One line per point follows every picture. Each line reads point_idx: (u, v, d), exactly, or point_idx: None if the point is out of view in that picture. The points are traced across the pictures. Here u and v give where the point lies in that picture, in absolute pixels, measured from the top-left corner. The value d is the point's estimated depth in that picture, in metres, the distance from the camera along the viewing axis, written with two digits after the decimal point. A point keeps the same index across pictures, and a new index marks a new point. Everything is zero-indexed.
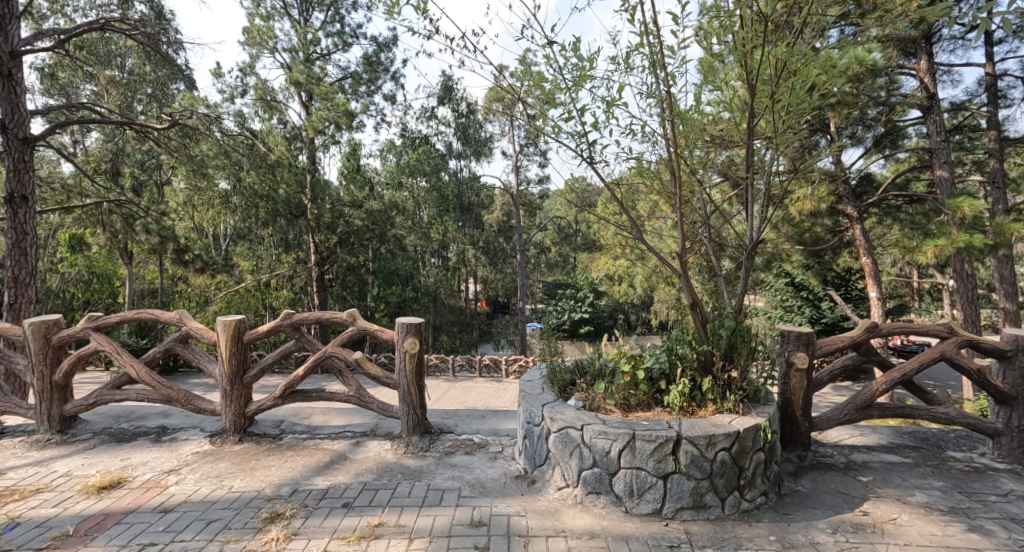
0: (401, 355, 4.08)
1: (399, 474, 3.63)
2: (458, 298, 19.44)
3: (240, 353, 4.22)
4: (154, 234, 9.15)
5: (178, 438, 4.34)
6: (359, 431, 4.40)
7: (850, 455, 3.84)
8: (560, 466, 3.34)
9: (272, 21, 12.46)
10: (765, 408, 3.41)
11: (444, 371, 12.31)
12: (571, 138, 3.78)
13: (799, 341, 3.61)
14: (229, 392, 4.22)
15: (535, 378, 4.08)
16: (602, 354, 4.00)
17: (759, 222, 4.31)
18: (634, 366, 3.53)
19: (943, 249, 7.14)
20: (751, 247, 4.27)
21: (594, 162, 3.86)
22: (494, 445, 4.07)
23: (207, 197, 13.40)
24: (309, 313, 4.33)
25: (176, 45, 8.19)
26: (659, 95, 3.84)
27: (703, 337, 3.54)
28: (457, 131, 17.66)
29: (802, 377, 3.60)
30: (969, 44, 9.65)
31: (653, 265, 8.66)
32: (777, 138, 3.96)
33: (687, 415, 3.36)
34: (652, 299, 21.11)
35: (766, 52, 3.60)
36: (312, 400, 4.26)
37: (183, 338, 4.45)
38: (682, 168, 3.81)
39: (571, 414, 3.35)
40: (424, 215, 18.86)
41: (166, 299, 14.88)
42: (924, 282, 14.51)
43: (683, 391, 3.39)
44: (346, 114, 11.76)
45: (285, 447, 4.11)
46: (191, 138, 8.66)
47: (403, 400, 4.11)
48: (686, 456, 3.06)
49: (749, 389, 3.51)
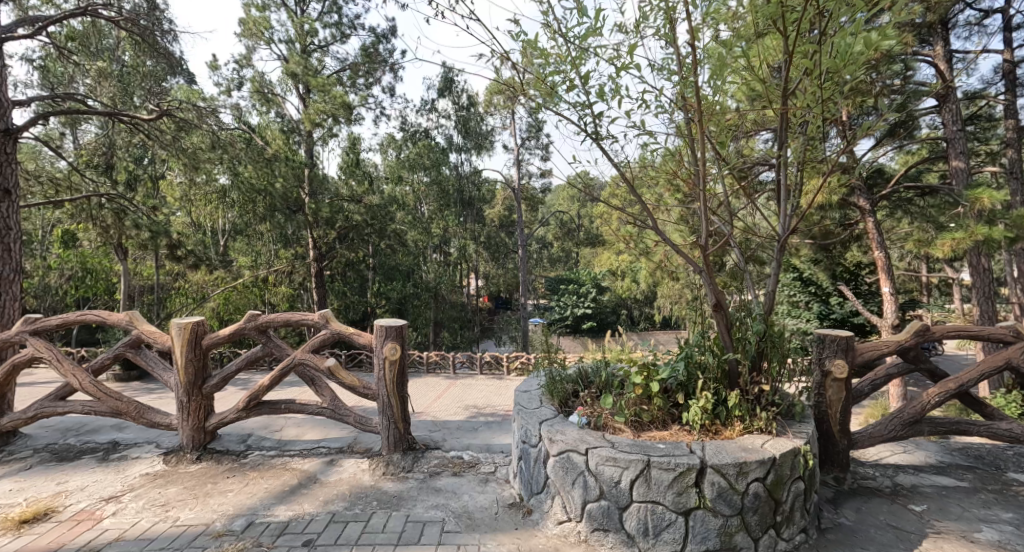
0: (381, 361, 3.71)
1: (376, 502, 3.26)
2: (461, 293, 19.00)
3: (198, 360, 3.89)
4: (145, 229, 8.81)
5: (127, 456, 4.00)
6: (333, 447, 4.07)
7: (896, 477, 3.48)
8: (560, 496, 2.97)
9: (268, 11, 12.06)
10: (801, 425, 3.03)
11: (444, 369, 11.92)
12: (573, 109, 3.25)
13: (836, 346, 3.26)
14: (186, 405, 3.91)
15: (531, 389, 3.73)
16: (607, 361, 3.66)
17: (790, 212, 3.82)
18: (647, 378, 3.16)
19: (960, 242, 6.68)
20: (784, 239, 3.79)
21: (601, 139, 3.34)
22: (486, 464, 3.73)
23: (204, 193, 13.08)
24: (276, 314, 3.96)
25: (171, 36, 7.83)
26: (676, 61, 3.35)
27: (728, 342, 3.14)
28: (458, 124, 17.21)
29: (842, 388, 3.25)
30: (985, 30, 9.23)
31: (659, 260, 8.28)
32: (816, 107, 3.48)
33: (710, 435, 2.99)
34: (656, 295, 20.68)
35: (807, 3, 3.13)
36: (281, 412, 3.92)
37: (135, 343, 4.13)
38: (706, 147, 3.30)
39: (574, 433, 2.98)
40: (425, 211, 18.37)
41: (165, 295, 14.57)
42: (934, 277, 14.13)
43: (705, 407, 3.01)
44: (344, 106, 11.33)
45: (250, 467, 3.76)
46: (184, 130, 8.38)
47: (384, 413, 3.75)
48: (712, 488, 2.68)
49: (781, 402, 3.13)
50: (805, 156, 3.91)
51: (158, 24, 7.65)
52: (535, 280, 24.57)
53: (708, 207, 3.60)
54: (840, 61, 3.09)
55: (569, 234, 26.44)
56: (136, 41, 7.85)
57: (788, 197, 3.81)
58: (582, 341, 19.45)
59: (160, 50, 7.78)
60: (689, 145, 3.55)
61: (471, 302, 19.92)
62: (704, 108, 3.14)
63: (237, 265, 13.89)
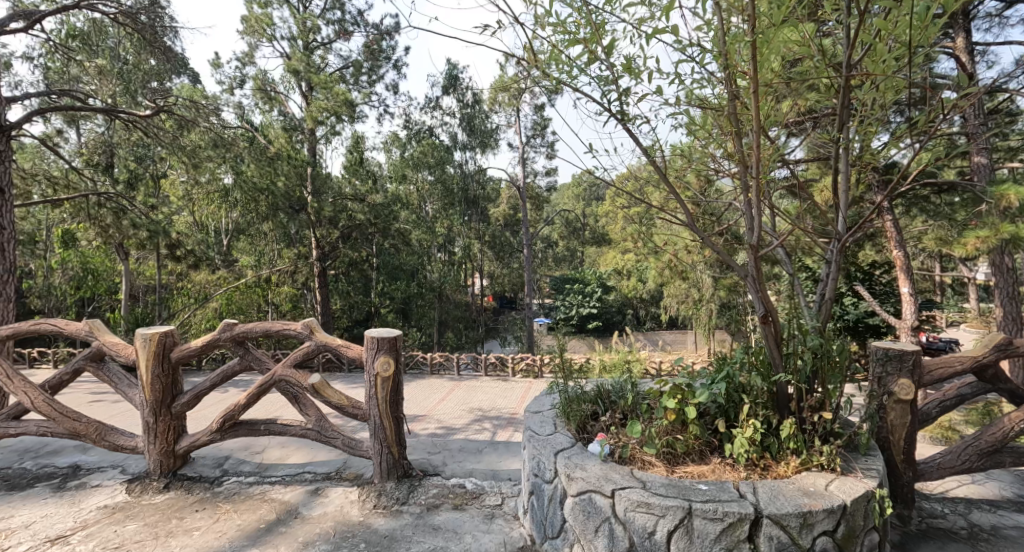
0: (371, 378, 3.43)
1: (363, 544, 2.96)
2: (467, 294, 18.53)
3: (165, 376, 3.64)
4: (144, 228, 8.39)
5: (86, 484, 3.74)
6: (320, 473, 3.82)
7: (968, 516, 3.14)
8: (582, 543, 2.61)
9: (269, 8, 11.80)
10: (867, 460, 2.66)
11: (448, 370, 11.59)
12: (594, 85, 2.54)
13: (901, 365, 2.90)
14: (153, 426, 3.67)
15: (544, 410, 3.42)
16: (632, 380, 3.35)
17: (847, 203, 3.14)
18: (681, 402, 2.84)
19: (984, 241, 6.22)
20: (843, 234, 3.10)
21: (628, 121, 2.63)
22: (493, 497, 3.44)
23: (207, 192, 12.73)
24: (253, 325, 3.67)
25: (171, 33, 7.56)
26: (722, 22, 2.61)
27: (777, 361, 2.77)
28: (463, 122, 16.87)
29: (907, 411, 2.92)
30: (1006, 21, 8.74)
31: (671, 262, 7.96)
32: (884, 85, 2.73)
33: (759, 474, 2.64)
34: (664, 294, 20.29)
35: None
36: (258, 434, 3.68)
37: (96, 356, 3.88)
38: (757, 135, 2.56)
39: (596, 471, 2.63)
40: (429, 210, 17.58)
41: (168, 298, 14.24)
42: (952, 276, 13.72)
43: (751, 440, 2.67)
44: (347, 104, 10.99)
45: (222, 498, 3.49)
46: (184, 127, 8.10)
47: (376, 437, 3.48)
48: (769, 542, 2.30)
49: (842, 432, 2.77)
50: (861, 154, 3.36)
51: (159, 20, 7.37)
52: (540, 280, 24.21)
53: (766, 192, 2.79)
54: (919, 23, 2.36)
55: (575, 233, 26.05)
56: (136, 38, 7.56)
57: (848, 185, 3.13)
58: (588, 342, 19.16)
59: (161, 47, 7.48)
60: (740, 131, 2.82)
61: (477, 303, 19.49)
62: (757, 80, 2.37)
63: (239, 265, 13.56)
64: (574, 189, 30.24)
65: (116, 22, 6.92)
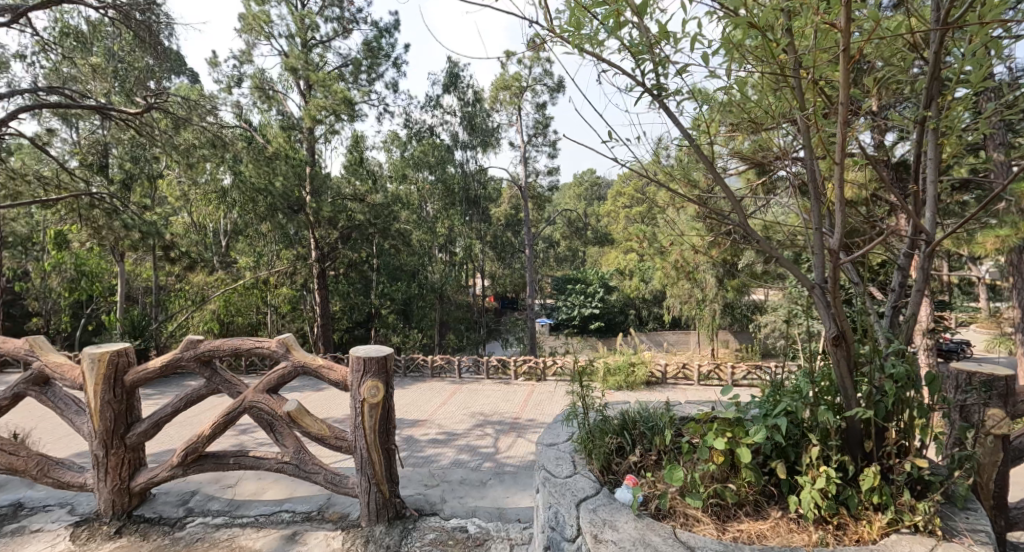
0: (358, 406, 3.17)
1: None
2: (468, 295, 18.16)
3: (118, 404, 3.46)
4: (137, 230, 7.95)
5: (28, 528, 3.51)
6: (300, 511, 3.57)
7: None
8: None
9: (267, 5, 11.42)
10: (969, 516, 2.30)
11: (449, 374, 11.22)
12: (624, 53, 2.11)
13: (990, 393, 2.66)
14: (104, 461, 3.48)
15: (560, 443, 3.12)
16: (663, 415, 3.03)
17: (937, 195, 2.39)
18: (732, 441, 2.50)
19: (1006, 239, 5.88)
20: (930, 236, 2.35)
21: (666, 97, 2.20)
22: (501, 544, 3.14)
23: (203, 192, 12.38)
24: (223, 343, 3.46)
25: (166, 29, 7.12)
26: None
27: (850, 395, 2.39)
28: (464, 120, 16.51)
29: (1000, 448, 2.64)
30: None
31: (677, 262, 7.62)
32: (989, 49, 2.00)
33: (835, 539, 2.27)
34: (666, 294, 19.96)
35: None
36: (226, 468, 3.47)
37: (39, 379, 3.73)
38: (843, 118, 1.83)
39: (630, 532, 2.27)
40: (430, 210, 16.93)
41: (163, 300, 13.90)
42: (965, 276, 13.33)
43: (818, 494, 2.31)
44: (346, 102, 10.61)
45: (185, 546, 3.24)
46: (178, 127, 7.70)
47: (362, 471, 3.22)
48: None
49: (930, 482, 2.41)
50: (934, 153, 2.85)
51: (156, 19, 6.94)
52: (541, 280, 23.88)
53: (849, 200, 2.03)
54: None
55: (577, 233, 25.57)
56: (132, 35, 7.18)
57: (937, 172, 2.38)
58: (590, 343, 18.81)
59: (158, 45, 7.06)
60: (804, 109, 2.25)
61: (478, 304, 19.15)
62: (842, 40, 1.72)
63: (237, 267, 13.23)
64: (576, 188, 29.81)
65: (107, 17, 6.51)
